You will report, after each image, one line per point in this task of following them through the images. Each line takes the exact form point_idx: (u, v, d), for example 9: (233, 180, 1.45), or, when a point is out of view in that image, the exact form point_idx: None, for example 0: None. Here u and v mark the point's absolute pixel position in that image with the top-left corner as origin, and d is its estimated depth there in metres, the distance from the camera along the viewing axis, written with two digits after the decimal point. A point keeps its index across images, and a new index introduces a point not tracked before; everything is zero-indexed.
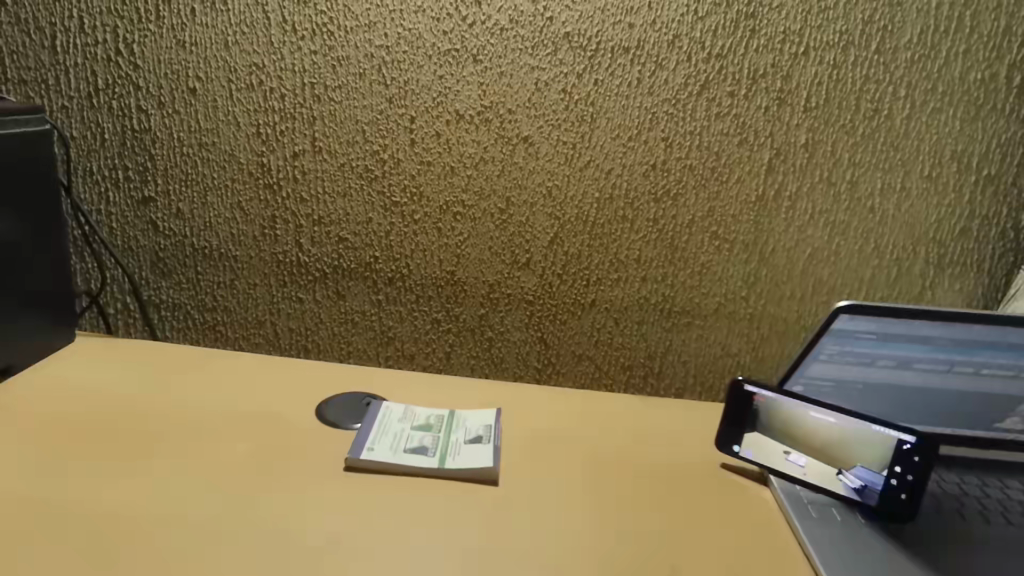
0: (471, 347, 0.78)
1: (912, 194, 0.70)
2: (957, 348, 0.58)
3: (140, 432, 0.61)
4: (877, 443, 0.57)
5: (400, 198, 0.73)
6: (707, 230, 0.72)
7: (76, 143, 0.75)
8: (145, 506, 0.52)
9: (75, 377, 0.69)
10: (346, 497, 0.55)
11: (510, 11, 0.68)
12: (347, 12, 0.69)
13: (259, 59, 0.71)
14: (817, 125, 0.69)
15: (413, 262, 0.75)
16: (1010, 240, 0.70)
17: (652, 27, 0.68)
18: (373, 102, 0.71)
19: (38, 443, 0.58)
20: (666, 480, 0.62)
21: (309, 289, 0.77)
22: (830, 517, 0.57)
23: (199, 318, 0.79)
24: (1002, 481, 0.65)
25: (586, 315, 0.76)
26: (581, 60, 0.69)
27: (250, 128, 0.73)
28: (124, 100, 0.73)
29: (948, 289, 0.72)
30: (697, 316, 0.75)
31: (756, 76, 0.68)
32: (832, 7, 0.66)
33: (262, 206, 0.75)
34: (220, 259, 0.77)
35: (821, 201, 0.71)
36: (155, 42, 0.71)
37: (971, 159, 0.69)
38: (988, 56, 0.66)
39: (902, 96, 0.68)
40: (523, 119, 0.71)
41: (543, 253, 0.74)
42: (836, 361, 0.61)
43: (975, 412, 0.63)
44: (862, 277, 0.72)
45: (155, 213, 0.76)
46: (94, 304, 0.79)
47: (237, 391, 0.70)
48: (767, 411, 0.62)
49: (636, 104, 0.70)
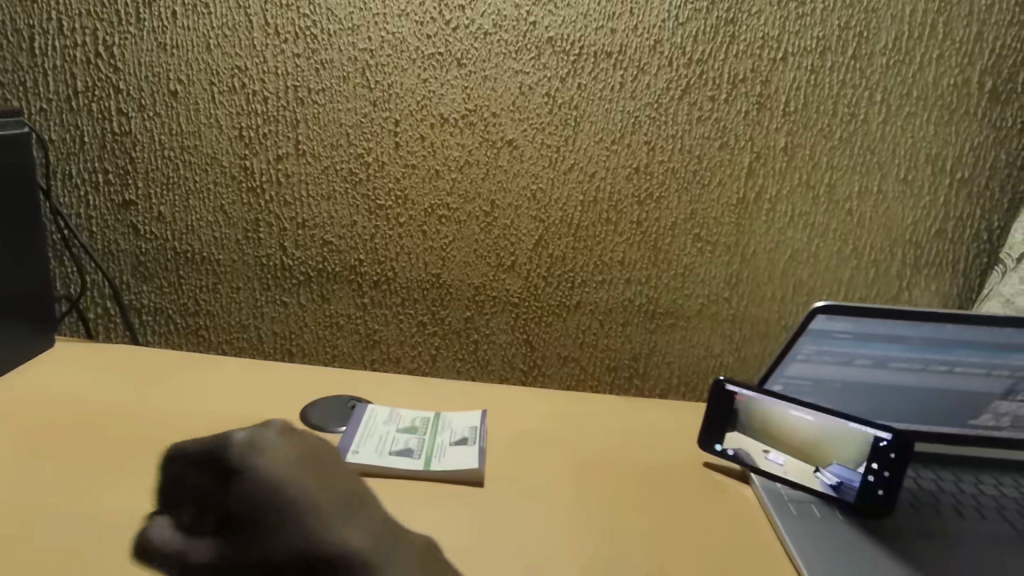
0: (457, 349, 0.78)
1: (888, 197, 0.71)
2: (931, 346, 0.59)
3: (125, 437, 0.60)
4: (854, 440, 0.59)
5: (385, 201, 0.73)
6: (690, 233, 0.73)
7: (55, 146, 0.74)
8: (134, 510, 0.51)
9: (57, 381, 0.68)
10: None
11: (494, 15, 0.69)
12: (330, 15, 0.69)
13: (241, 62, 0.71)
14: (796, 129, 0.70)
15: (398, 265, 0.75)
16: (984, 241, 0.72)
17: (633, 32, 0.69)
18: (357, 105, 0.71)
19: (20, 448, 0.57)
20: (650, 479, 0.63)
21: (293, 292, 0.77)
22: (810, 514, 0.58)
23: (182, 322, 0.79)
24: (977, 476, 0.66)
25: (571, 318, 0.76)
26: (564, 65, 0.70)
27: (232, 131, 0.73)
28: (103, 103, 0.72)
29: (924, 289, 0.73)
30: (680, 317, 0.76)
31: (735, 81, 0.69)
32: (809, 14, 0.68)
33: (245, 209, 0.74)
34: (202, 263, 0.76)
35: (801, 204, 0.72)
36: (136, 44, 0.71)
37: (946, 162, 0.70)
38: (961, 62, 0.68)
39: (879, 100, 0.69)
40: (507, 122, 0.71)
41: (528, 255, 0.74)
42: (814, 361, 0.62)
43: (950, 409, 0.64)
44: (841, 278, 0.74)
45: (137, 216, 0.76)
46: (74, 308, 0.78)
47: (223, 395, 0.69)
48: (748, 410, 0.63)
49: (619, 108, 0.70)
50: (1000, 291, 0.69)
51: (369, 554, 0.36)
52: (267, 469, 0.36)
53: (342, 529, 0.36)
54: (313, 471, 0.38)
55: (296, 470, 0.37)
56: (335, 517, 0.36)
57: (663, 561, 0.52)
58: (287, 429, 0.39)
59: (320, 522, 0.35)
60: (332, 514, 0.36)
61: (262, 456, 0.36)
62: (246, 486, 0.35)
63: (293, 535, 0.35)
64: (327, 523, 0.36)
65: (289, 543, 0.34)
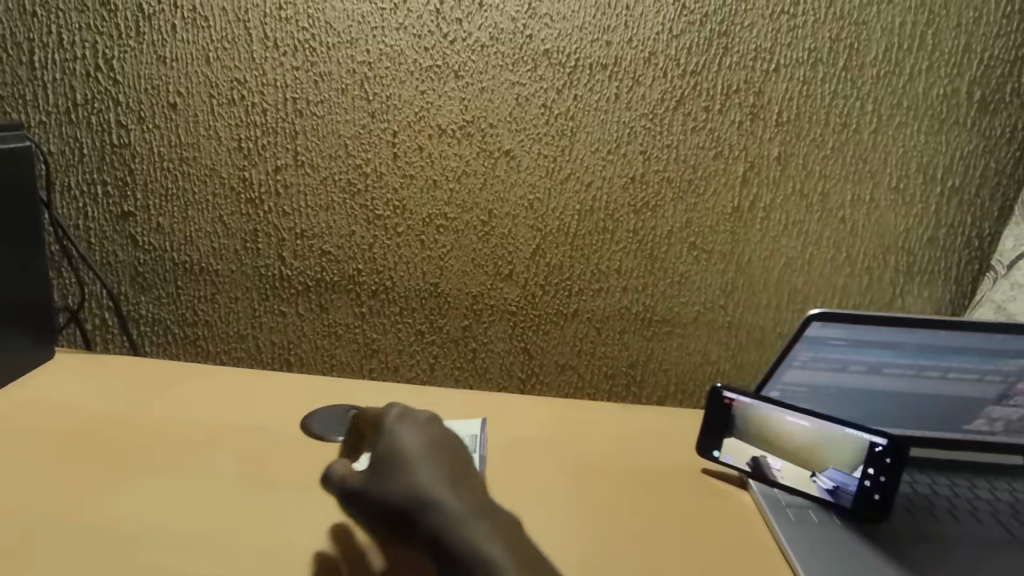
0: (455, 358, 0.78)
1: (880, 205, 0.72)
2: (924, 353, 0.60)
3: (126, 446, 0.61)
4: (850, 445, 0.59)
5: (383, 211, 0.74)
6: (686, 241, 0.74)
7: (54, 159, 0.74)
8: (136, 519, 0.52)
9: (56, 392, 0.68)
10: (334, 508, 0.55)
11: (491, 28, 0.70)
12: (329, 28, 0.70)
13: (241, 74, 0.71)
14: (789, 139, 0.71)
15: (396, 275, 0.76)
16: (975, 248, 0.73)
17: (629, 44, 0.70)
18: (355, 116, 0.72)
19: (20, 459, 0.57)
20: (648, 483, 0.64)
21: (292, 302, 0.77)
22: (807, 520, 0.58)
23: (180, 332, 0.79)
24: (972, 480, 0.67)
25: (568, 326, 0.77)
26: (560, 76, 0.70)
27: (231, 142, 0.73)
28: (102, 115, 0.73)
29: (917, 296, 0.74)
30: (677, 325, 0.76)
31: (729, 91, 0.70)
32: (801, 26, 0.69)
33: (244, 220, 0.75)
34: (201, 274, 0.77)
35: (794, 212, 0.73)
36: (135, 57, 0.71)
37: (936, 170, 0.71)
38: (950, 72, 0.69)
39: (870, 110, 0.70)
40: (505, 133, 0.72)
41: (526, 264, 0.75)
42: (809, 368, 0.63)
43: (943, 414, 0.65)
44: (835, 285, 0.75)
45: (135, 228, 0.76)
46: (72, 320, 0.78)
47: (222, 404, 0.69)
48: (744, 416, 0.63)
49: (615, 118, 0.71)
50: (992, 297, 0.70)
51: (452, 503, 0.45)
52: (401, 433, 0.51)
53: (435, 483, 0.47)
54: (436, 453, 0.50)
55: (423, 438, 0.51)
56: (432, 474, 0.47)
57: (656, 562, 0.53)
58: (434, 420, 0.55)
59: (416, 473, 0.47)
60: (430, 474, 0.47)
61: (405, 425, 0.52)
62: (387, 441, 0.51)
63: (394, 479, 0.47)
64: (424, 474, 0.47)
65: (397, 480, 0.47)
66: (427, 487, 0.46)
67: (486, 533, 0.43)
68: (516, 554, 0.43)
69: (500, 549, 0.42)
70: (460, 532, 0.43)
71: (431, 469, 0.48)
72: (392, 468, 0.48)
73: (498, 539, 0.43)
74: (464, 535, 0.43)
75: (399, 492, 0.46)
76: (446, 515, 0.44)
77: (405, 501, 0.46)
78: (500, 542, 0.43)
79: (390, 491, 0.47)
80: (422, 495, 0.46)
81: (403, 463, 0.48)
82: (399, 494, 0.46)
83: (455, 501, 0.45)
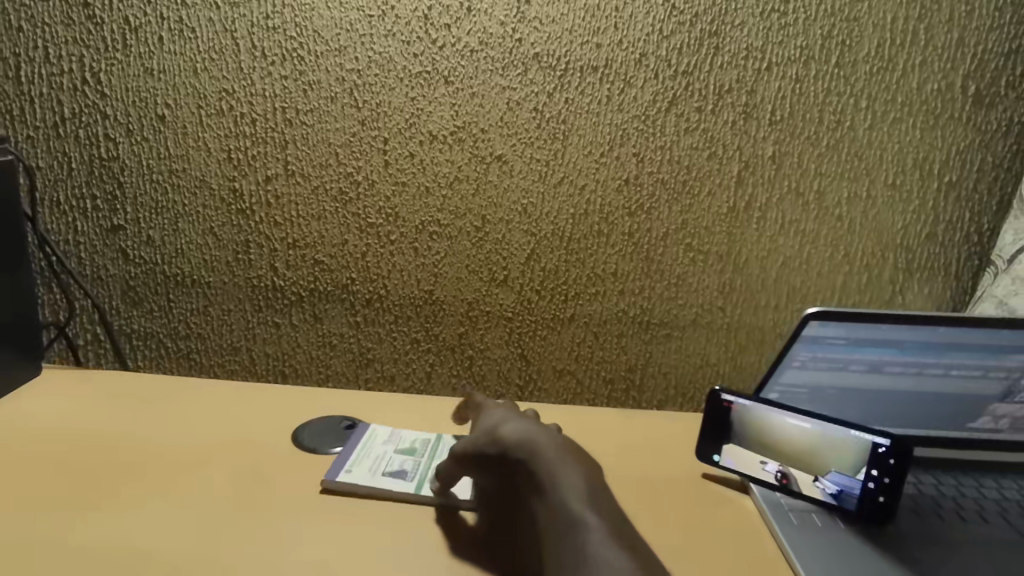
0: (451, 365, 0.77)
1: (877, 203, 0.72)
2: (923, 350, 0.59)
3: (115, 462, 0.59)
4: (852, 447, 0.57)
5: (376, 219, 0.73)
6: (681, 243, 0.73)
7: (42, 174, 0.74)
8: (126, 538, 0.50)
9: (45, 410, 0.67)
10: (328, 522, 0.54)
11: (479, 33, 0.69)
12: (316, 36, 0.69)
13: (229, 85, 0.71)
14: (783, 138, 0.71)
15: (390, 282, 0.75)
16: (974, 244, 0.72)
17: (618, 46, 0.69)
18: (345, 124, 0.71)
19: (8, 478, 0.56)
20: (647, 489, 0.62)
21: (284, 313, 0.76)
22: (810, 524, 0.58)
23: (172, 346, 0.78)
24: (978, 480, 0.66)
25: (565, 330, 0.76)
26: (551, 79, 0.70)
27: (221, 154, 0.72)
28: (91, 129, 0.72)
29: (917, 293, 0.74)
30: (675, 327, 0.76)
31: (722, 91, 0.70)
32: (792, 24, 0.68)
33: (235, 231, 0.74)
34: (191, 286, 0.76)
35: (791, 210, 0.72)
36: (122, 70, 0.71)
37: (933, 166, 0.71)
38: (944, 67, 0.69)
39: (864, 107, 0.70)
40: (496, 138, 0.71)
41: (521, 269, 0.74)
42: (808, 368, 0.62)
43: (948, 413, 0.64)
44: (834, 283, 0.74)
45: (126, 241, 0.75)
46: (62, 335, 0.77)
47: (216, 418, 0.68)
48: (742, 420, 0.62)
49: (607, 121, 0.71)
50: (993, 292, 0.69)
51: (538, 446, 0.51)
52: (497, 412, 0.58)
53: (531, 436, 0.52)
54: (529, 418, 0.56)
55: (518, 413, 0.58)
56: (522, 427, 0.54)
57: None
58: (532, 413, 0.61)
59: (509, 428, 0.54)
60: (521, 427, 0.54)
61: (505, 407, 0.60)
62: (488, 414, 0.58)
63: (488, 437, 0.54)
64: (515, 427, 0.54)
65: (494, 433, 0.54)
66: (524, 441, 0.52)
67: (574, 481, 0.48)
68: (593, 489, 0.48)
69: (579, 486, 0.48)
70: (548, 478, 0.49)
71: (531, 428, 0.54)
72: (493, 429, 0.55)
73: (584, 490, 0.48)
74: (551, 481, 0.49)
75: (497, 449, 0.53)
76: (533, 458, 0.51)
77: (502, 451, 0.52)
78: (580, 480, 0.49)
79: (485, 445, 0.53)
80: (514, 444, 0.52)
81: (498, 425, 0.55)
82: (492, 448, 0.53)
83: (548, 452, 0.51)
